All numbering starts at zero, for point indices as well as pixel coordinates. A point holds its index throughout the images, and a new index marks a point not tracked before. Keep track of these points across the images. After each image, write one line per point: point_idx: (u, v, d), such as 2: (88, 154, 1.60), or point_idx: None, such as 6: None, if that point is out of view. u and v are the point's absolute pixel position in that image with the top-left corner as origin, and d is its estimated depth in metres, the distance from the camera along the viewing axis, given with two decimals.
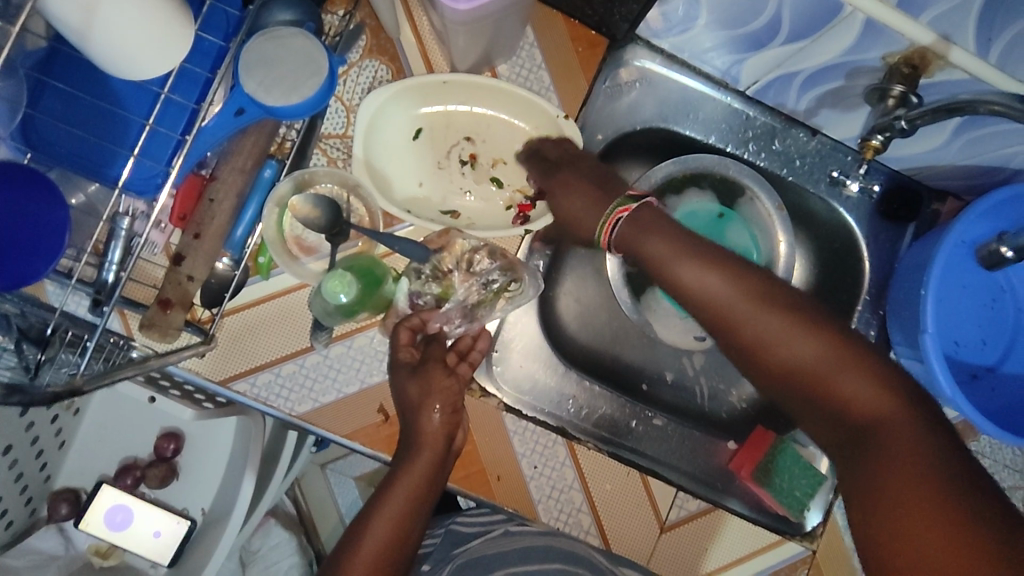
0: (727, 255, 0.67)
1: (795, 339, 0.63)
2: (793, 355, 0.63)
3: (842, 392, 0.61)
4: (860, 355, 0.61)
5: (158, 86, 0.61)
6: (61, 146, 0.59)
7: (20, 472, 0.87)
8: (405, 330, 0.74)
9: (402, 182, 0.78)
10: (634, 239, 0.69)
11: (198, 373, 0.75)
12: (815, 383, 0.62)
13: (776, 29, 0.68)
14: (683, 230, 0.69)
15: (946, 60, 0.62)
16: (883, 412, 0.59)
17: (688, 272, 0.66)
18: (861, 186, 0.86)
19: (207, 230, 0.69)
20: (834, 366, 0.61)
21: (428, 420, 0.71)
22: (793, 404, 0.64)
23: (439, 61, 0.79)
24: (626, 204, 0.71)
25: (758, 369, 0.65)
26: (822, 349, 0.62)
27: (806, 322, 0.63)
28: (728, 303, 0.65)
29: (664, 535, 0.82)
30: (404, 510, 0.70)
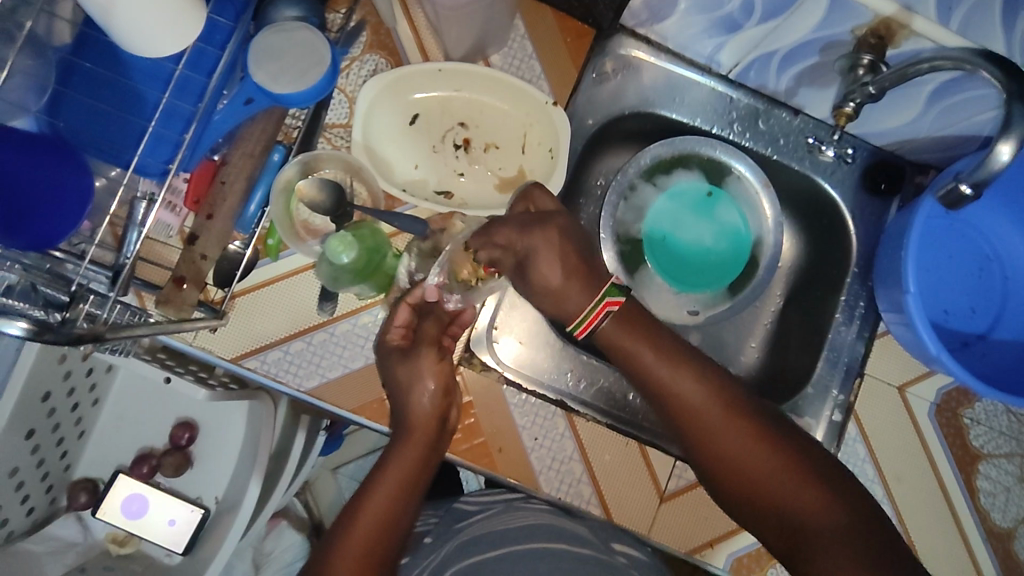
0: (685, 353, 0.73)
1: (754, 449, 0.69)
2: (751, 464, 0.69)
3: (794, 505, 0.67)
4: (805, 468, 0.68)
5: (172, 63, 0.66)
6: (81, 117, 0.64)
7: (41, 459, 0.90)
8: (404, 307, 0.78)
9: (400, 165, 0.83)
10: (612, 337, 0.73)
11: (208, 351, 0.78)
12: (766, 494, 0.68)
13: (750, 10, 0.72)
14: (656, 330, 0.74)
15: (910, 29, 0.65)
16: (826, 527, 0.65)
17: (668, 380, 0.71)
18: (836, 151, 0.88)
19: (219, 211, 0.73)
20: (786, 482, 0.68)
21: (418, 402, 0.74)
22: (740, 510, 0.71)
23: (434, 53, 0.84)
24: (616, 295, 0.70)
25: (718, 471, 0.71)
26: (778, 461, 0.68)
27: (761, 437, 0.70)
28: (685, 404, 0.71)
29: (664, 504, 0.84)
30: (398, 490, 0.73)
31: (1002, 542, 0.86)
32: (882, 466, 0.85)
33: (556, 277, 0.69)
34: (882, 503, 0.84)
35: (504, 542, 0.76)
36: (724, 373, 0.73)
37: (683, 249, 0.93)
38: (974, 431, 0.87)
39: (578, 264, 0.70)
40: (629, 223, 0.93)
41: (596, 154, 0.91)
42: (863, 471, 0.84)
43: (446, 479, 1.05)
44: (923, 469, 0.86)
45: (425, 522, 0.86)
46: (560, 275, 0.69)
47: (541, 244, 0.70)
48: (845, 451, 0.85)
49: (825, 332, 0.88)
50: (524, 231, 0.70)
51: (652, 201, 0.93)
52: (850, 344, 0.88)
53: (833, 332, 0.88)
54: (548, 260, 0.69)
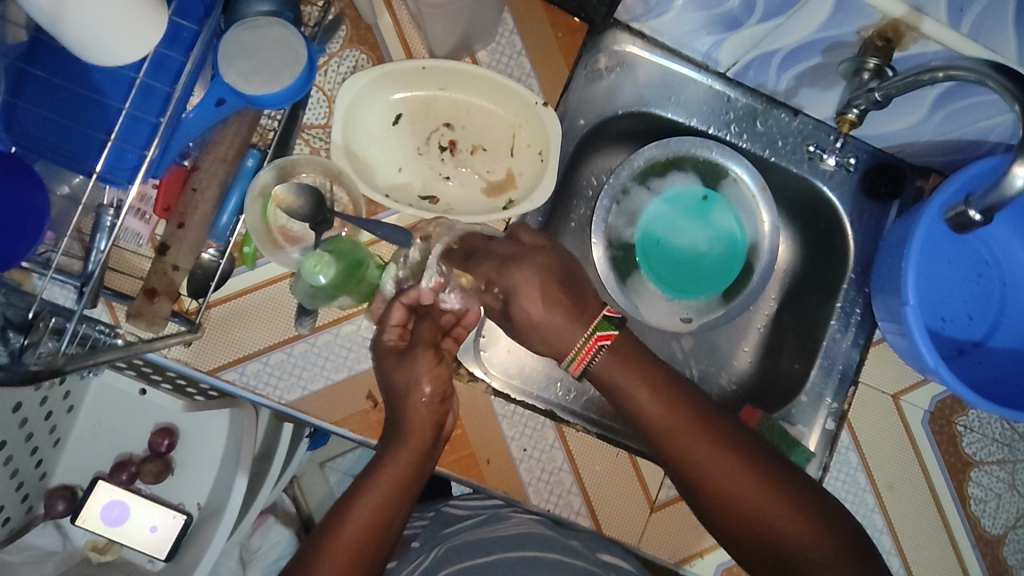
0: (670, 378, 0.71)
1: (746, 481, 0.66)
2: (741, 495, 0.66)
3: (786, 533, 0.65)
4: (793, 490, 0.67)
5: (133, 71, 0.62)
6: (39, 132, 0.60)
7: (15, 469, 0.88)
8: (399, 306, 0.74)
9: (383, 169, 0.79)
10: (601, 366, 0.69)
11: (185, 362, 0.75)
12: (757, 521, 0.66)
13: (752, 7, 0.69)
14: (643, 355, 0.71)
15: (919, 32, 0.62)
16: (817, 556, 0.63)
17: (657, 413, 0.69)
18: (838, 160, 0.85)
19: (191, 219, 0.70)
20: (777, 510, 0.66)
21: (415, 404, 0.71)
22: (730, 538, 0.69)
23: (418, 49, 0.80)
24: (606, 329, 0.68)
25: (707, 503, 0.68)
26: (768, 491, 0.66)
27: (750, 460, 0.68)
28: (672, 430, 0.68)
29: (654, 514, 0.82)
30: (388, 495, 0.69)
31: (992, 549, 0.85)
32: (875, 474, 0.84)
33: (537, 312, 0.68)
34: (873, 511, 0.83)
35: (492, 550, 0.73)
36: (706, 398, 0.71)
37: (678, 253, 0.90)
38: (966, 438, 0.86)
39: (560, 299, 0.68)
40: (622, 227, 0.90)
41: (588, 153, 0.87)
42: (856, 480, 0.83)
43: (433, 481, 1.03)
44: (916, 477, 0.84)
45: (412, 531, 0.85)
46: (542, 310, 0.68)
47: (523, 275, 0.68)
48: (839, 460, 0.83)
49: (820, 339, 0.86)
50: (503, 267, 0.69)
51: (645, 205, 0.90)
52: (845, 352, 0.86)
53: (827, 340, 0.86)
54: (529, 294, 0.68)
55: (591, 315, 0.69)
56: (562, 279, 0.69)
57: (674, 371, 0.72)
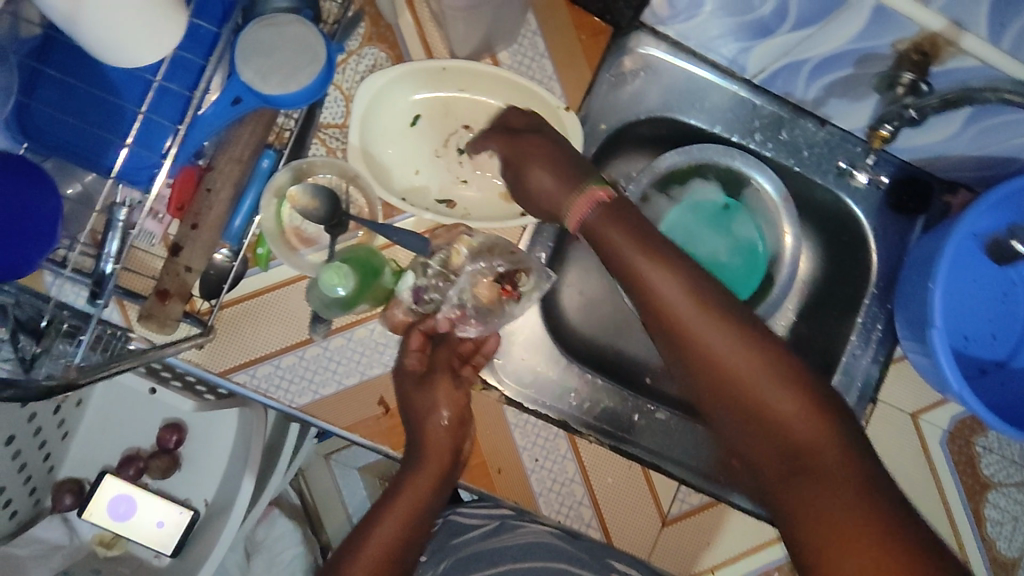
0: (680, 254, 0.62)
1: (794, 397, 0.56)
2: (744, 383, 0.57)
3: (781, 417, 0.56)
4: (801, 381, 0.57)
5: (150, 74, 0.61)
6: (53, 133, 0.59)
7: (23, 462, 0.87)
8: (418, 333, 0.75)
9: (400, 171, 0.78)
10: (596, 226, 0.64)
11: (195, 364, 0.74)
12: (755, 403, 0.57)
13: (784, 14, 0.67)
14: (647, 227, 0.63)
15: (958, 46, 0.60)
16: (814, 439, 0.55)
17: (700, 330, 0.58)
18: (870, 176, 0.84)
19: (205, 220, 0.68)
20: (774, 380, 0.56)
21: (433, 427, 0.72)
22: (734, 434, 0.58)
23: (438, 49, 0.79)
24: (603, 187, 0.65)
25: (700, 387, 0.59)
26: (832, 439, 0.55)
27: (759, 349, 0.58)
28: (674, 306, 0.59)
29: (666, 529, 0.81)
30: (405, 521, 0.70)
31: (1006, 571, 0.85)
32: None
33: (551, 181, 0.67)
34: None
35: (500, 560, 0.75)
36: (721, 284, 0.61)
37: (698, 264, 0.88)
38: (985, 459, 0.84)
39: (569, 170, 0.66)
40: None
41: (608, 158, 0.85)
42: None
43: None
44: (932, 497, 0.83)
45: None
46: (554, 180, 0.66)
47: (533, 144, 0.68)
48: None
49: (839, 355, 0.84)
50: (514, 141, 0.70)
51: (666, 211, 0.88)
52: (865, 369, 0.84)
53: (846, 356, 0.84)
54: (540, 166, 0.67)
55: (591, 177, 0.66)
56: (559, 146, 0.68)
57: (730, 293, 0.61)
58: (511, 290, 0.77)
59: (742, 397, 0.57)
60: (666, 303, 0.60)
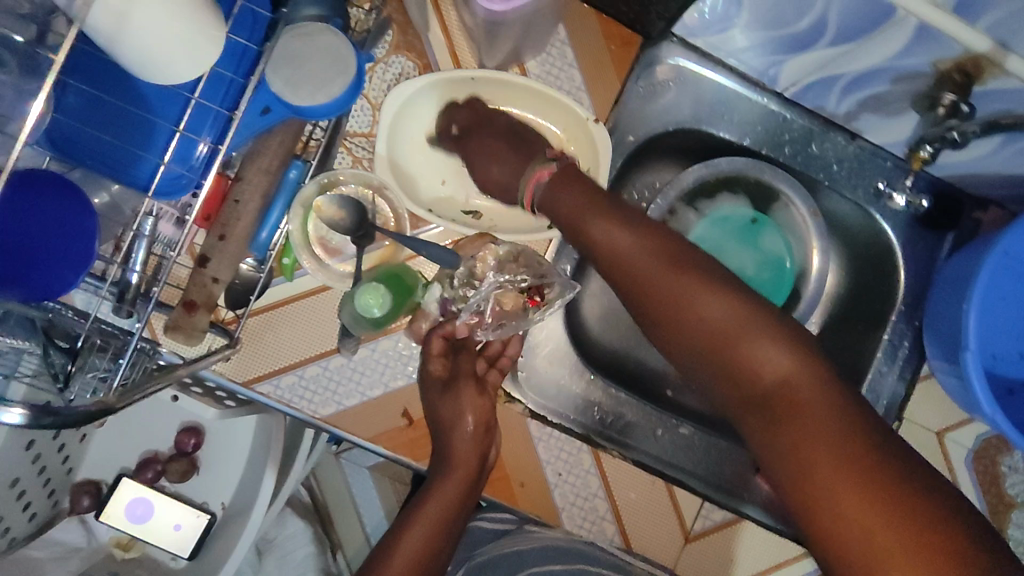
0: (639, 215, 0.66)
1: (761, 339, 0.58)
2: (712, 329, 0.60)
3: (745, 355, 0.58)
4: (759, 316, 0.59)
5: (187, 91, 0.60)
6: (87, 148, 0.59)
7: (42, 466, 0.87)
8: (439, 338, 0.75)
9: (427, 182, 0.78)
10: (553, 197, 0.68)
11: (221, 374, 0.74)
12: (720, 346, 0.59)
13: (823, 30, 0.65)
14: (606, 192, 0.67)
15: (1002, 68, 0.58)
16: (780, 369, 0.57)
17: (659, 280, 0.62)
18: (909, 200, 0.80)
19: (233, 232, 0.67)
20: (737, 322, 0.59)
21: (460, 438, 0.73)
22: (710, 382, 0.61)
23: (466, 58, 0.77)
24: (546, 166, 0.70)
25: (674, 343, 0.62)
26: (801, 370, 0.56)
27: (720, 292, 0.61)
28: (639, 261, 0.63)
29: (688, 545, 0.82)
30: (434, 529, 0.73)
31: None
32: None
33: (499, 172, 0.75)
34: None
35: (521, 566, 0.74)
36: (681, 236, 0.65)
37: None
38: (1009, 478, 0.85)
39: (512, 156, 0.75)
40: None
41: (634, 170, 0.84)
42: None
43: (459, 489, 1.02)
44: None
45: None
46: (505, 173, 0.75)
47: (477, 140, 0.75)
48: None
49: (865, 371, 0.84)
50: (462, 142, 0.76)
51: (693, 226, 0.88)
52: (891, 386, 0.83)
53: (873, 373, 0.83)
54: (488, 160, 0.76)
55: (533, 157, 0.74)
56: (502, 133, 0.75)
57: (692, 245, 0.65)
58: (537, 299, 0.77)
59: (707, 341, 0.60)
60: (626, 257, 0.64)
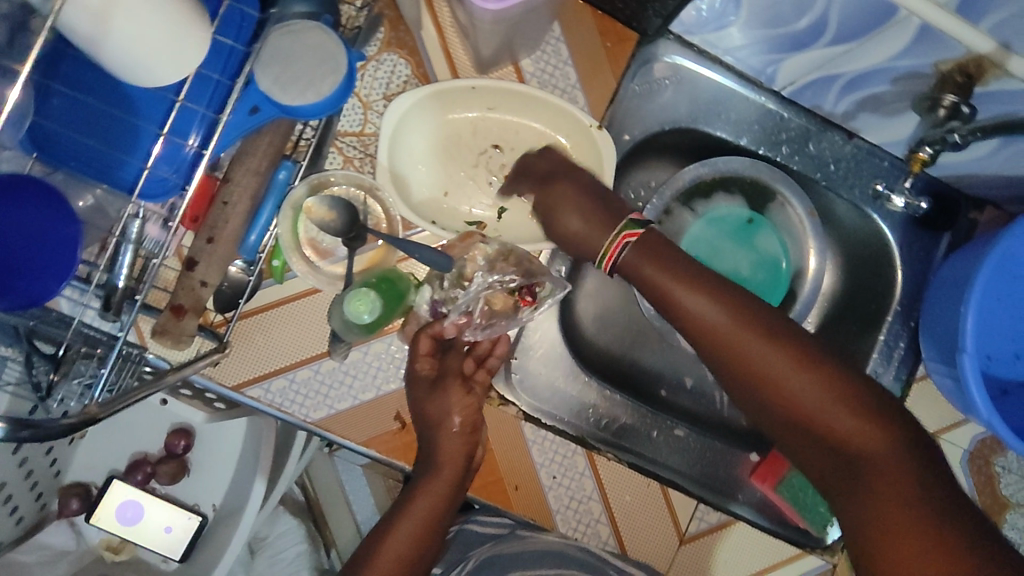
0: (728, 285, 0.64)
1: (859, 417, 0.59)
2: (806, 405, 0.61)
3: (839, 432, 0.60)
4: (851, 391, 0.60)
5: (173, 92, 0.59)
6: (69, 150, 0.58)
7: (29, 470, 0.85)
8: (426, 338, 0.73)
9: (423, 189, 0.76)
10: (637, 266, 0.65)
11: (210, 377, 0.73)
12: (812, 421, 0.61)
13: (822, 29, 0.64)
14: (690, 259, 0.66)
15: (1004, 69, 0.57)
16: (874, 449, 0.58)
17: (755, 351, 0.62)
18: (907, 201, 0.78)
19: (221, 235, 0.66)
20: (831, 400, 0.60)
21: (447, 436, 0.71)
22: (796, 446, 0.63)
23: (460, 55, 0.76)
24: (632, 228, 0.65)
25: (763, 409, 0.63)
26: (893, 452, 0.58)
27: (815, 369, 0.61)
28: (731, 337, 0.62)
29: (683, 547, 0.82)
30: (419, 529, 0.70)
31: None
32: None
33: (580, 225, 0.67)
34: None
35: (513, 566, 0.73)
36: (769, 306, 0.64)
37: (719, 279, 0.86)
38: (1003, 479, 0.84)
39: (599, 211, 0.67)
40: None
41: (631, 170, 0.84)
42: None
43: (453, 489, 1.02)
44: None
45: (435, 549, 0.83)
46: (585, 224, 0.67)
47: (564, 189, 0.68)
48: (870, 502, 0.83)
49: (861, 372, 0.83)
50: (545, 188, 0.70)
51: (689, 226, 0.87)
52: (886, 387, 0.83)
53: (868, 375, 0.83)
54: (569, 209, 0.68)
55: (620, 217, 0.67)
56: (589, 186, 0.68)
57: (779, 314, 0.64)
58: (530, 298, 0.75)
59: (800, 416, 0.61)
60: (716, 328, 0.63)
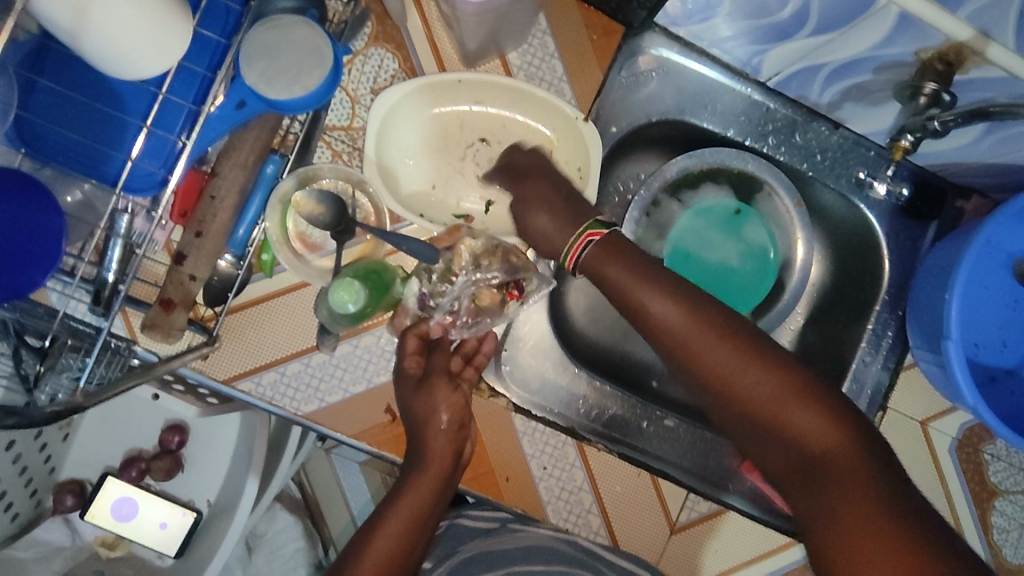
0: (685, 284, 0.65)
1: (816, 417, 0.59)
2: (760, 404, 0.60)
3: (793, 429, 0.59)
4: (805, 389, 0.60)
5: (155, 86, 0.60)
6: (55, 145, 0.59)
7: (24, 466, 0.86)
8: (413, 337, 0.73)
9: (413, 182, 0.77)
10: (597, 265, 0.66)
11: (200, 371, 0.73)
12: (767, 420, 0.60)
13: (804, 19, 0.64)
14: (649, 257, 0.66)
15: (983, 56, 0.58)
16: (828, 446, 0.58)
17: (707, 351, 0.62)
18: (889, 189, 0.81)
19: (210, 228, 0.67)
20: (784, 398, 0.60)
21: (435, 431, 0.71)
22: (751, 449, 0.62)
23: (447, 49, 0.76)
24: (597, 228, 0.67)
25: (720, 412, 0.63)
26: (847, 447, 0.58)
27: (769, 367, 0.61)
28: (687, 334, 0.62)
29: (674, 536, 0.83)
30: (406, 526, 0.70)
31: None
32: None
33: (548, 221, 0.69)
34: None
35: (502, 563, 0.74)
36: (726, 305, 0.64)
37: (708, 269, 0.87)
38: (992, 466, 0.85)
39: (567, 208, 0.69)
40: (652, 240, 0.87)
41: (619, 163, 0.84)
42: None
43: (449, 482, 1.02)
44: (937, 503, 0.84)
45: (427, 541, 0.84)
46: (552, 220, 0.69)
47: (537, 185, 0.71)
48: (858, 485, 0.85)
49: (849, 361, 0.84)
50: (519, 185, 0.72)
51: (677, 217, 0.88)
52: (875, 375, 0.83)
53: (856, 363, 0.83)
54: (538, 206, 0.70)
55: (585, 216, 0.68)
56: (560, 184, 0.71)
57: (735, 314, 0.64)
58: (517, 294, 0.77)
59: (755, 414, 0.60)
60: (675, 326, 0.63)
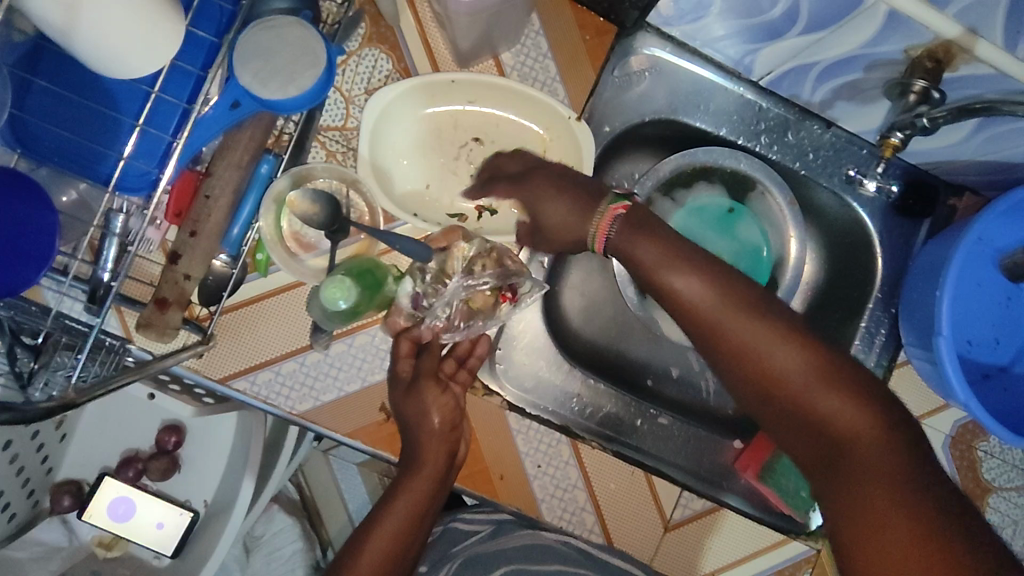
0: (714, 260, 0.63)
1: (845, 397, 0.58)
2: (788, 382, 0.59)
3: (820, 410, 0.58)
4: (835, 369, 0.59)
5: (148, 85, 0.61)
6: (49, 144, 0.60)
7: (20, 467, 0.86)
8: (406, 340, 0.74)
9: (407, 182, 0.77)
10: (627, 241, 0.64)
11: (195, 370, 0.74)
12: (795, 398, 0.59)
13: (794, 18, 0.65)
14: (677, 234, 0.65)
15: (972, 54, 0.58)
16: (854, 426, 0.57)
17: (735, 328, 0.61)
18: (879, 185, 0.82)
19: (203, 228, 0.67)
20: (813, 377, 0.59)
21: (428, 433, 0.72)
22: (778, 426, 0.62)
23: (440, 49, 0.77)
24: (620, 202, 0.65)
25: (748, 387, 0.62)
26: (876, 429, 0.57)
27: (799, 346, 0.60)
28: (715, 311, 0.61)
29: (668, 534, 0.83)
30: (403, 525, 0.71)
31: None
32: None
33: (565, 209, 0.67)
34: None
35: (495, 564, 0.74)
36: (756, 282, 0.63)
37: None
38: (986, 463, 0.85)
39: (573, 188, 0.68)
40: None
41: (612, 162, 0.85)
42: None
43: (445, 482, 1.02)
44: None
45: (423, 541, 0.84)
46: (565, 206, 0.67)
47: (538, 181, 0.69)
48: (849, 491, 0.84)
49: None
50: (519, 185, 0.71)
51: (671, 215, 0.88)
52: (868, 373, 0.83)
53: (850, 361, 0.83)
54: (550, 193, 0.68)
55: (603, 193, 0.66)
56: (558, 172, 0.69)
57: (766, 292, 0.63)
58: (510, 295, 0.76)
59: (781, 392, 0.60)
60: (703, 305, 0.62)
